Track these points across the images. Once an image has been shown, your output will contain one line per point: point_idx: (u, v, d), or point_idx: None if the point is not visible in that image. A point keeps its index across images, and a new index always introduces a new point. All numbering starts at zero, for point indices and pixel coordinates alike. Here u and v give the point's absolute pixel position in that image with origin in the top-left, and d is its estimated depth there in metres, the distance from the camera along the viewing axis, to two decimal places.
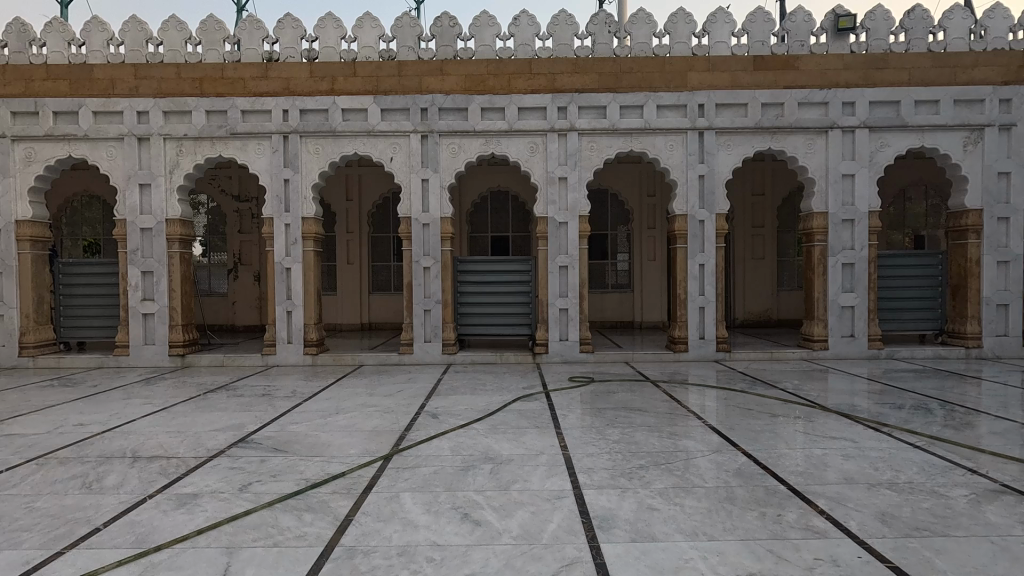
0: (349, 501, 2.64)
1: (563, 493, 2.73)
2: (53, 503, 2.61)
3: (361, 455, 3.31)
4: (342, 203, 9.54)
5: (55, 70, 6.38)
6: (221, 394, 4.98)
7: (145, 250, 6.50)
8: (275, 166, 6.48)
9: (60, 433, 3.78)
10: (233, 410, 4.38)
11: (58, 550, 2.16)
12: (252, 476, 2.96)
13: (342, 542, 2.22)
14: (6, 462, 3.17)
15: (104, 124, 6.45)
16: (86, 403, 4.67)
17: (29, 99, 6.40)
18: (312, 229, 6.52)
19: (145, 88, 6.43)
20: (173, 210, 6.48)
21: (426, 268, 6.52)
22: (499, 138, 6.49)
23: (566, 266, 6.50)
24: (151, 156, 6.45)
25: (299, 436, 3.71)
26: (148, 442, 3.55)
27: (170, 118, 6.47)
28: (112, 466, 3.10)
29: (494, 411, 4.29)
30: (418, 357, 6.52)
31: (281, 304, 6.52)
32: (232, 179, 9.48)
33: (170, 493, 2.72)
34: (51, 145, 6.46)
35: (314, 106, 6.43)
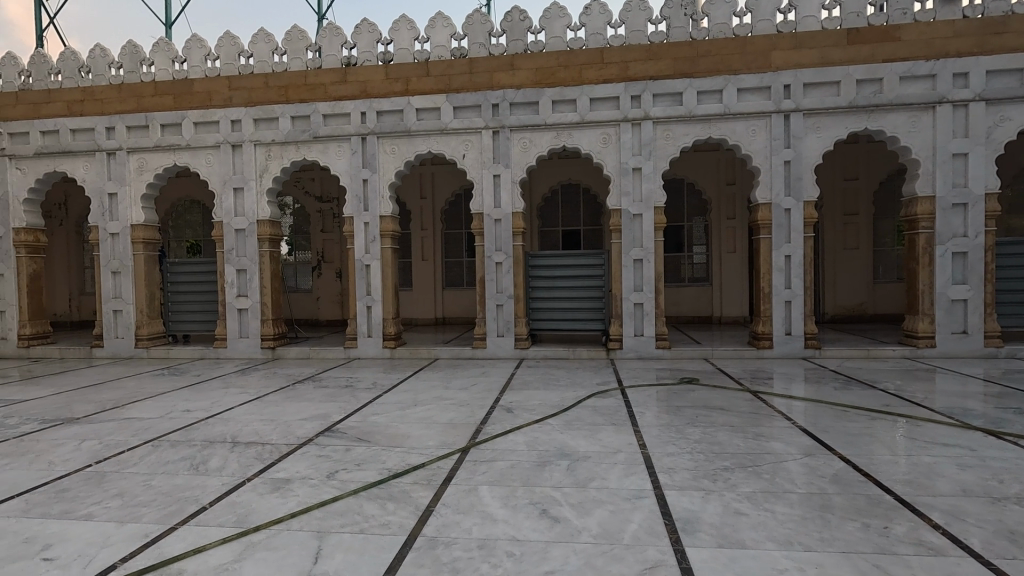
0: (429, 492, 2.70)
1: (643, 493, 2.65)
2: (166, 482, 2.85)
3: (439, 446, 3.38)
4: (416, 201, 9.82)
5: (162, 87, 6.99)
6: (308, 385, 5.27)
7: (240, 249, 6.98)
8: (355, 167, 6.74)
9: (171, 417, 4.14)
10: (319, 401, 4.62)
11: (171, 525, 2.36)
12: (339, 464, 3.09)
13: (424, 533, 2.27)
14: (127, 443, 3.51)
15: (204, 133, 6.98)
16: (191, 391, 5.09)
17: (140, 114, 7.04)
18: (389, 227, 6.74)
19: (238, 99, 6.88)
20: (263, 211, 6.92)
21: (499, 264, 6.56)
22: (571, 130, 6.40)
23: (641, 259, 6.33)
24: (243, 161, 6.91)
25: (380, 427, 3.85)
26: (245, 429, 3.81)
27: (259, 125, 6.89)
28: (214, 450, 3.35)
29: (568, 407, 4.25)
30: (492, 352, 6.59)
31: (361, 299, 6.79)
32: (315, 181, 9.99)
33: (266, 477, 2.90)
34: (158, 155, 7.07)
35: (390, 107, 6.62)
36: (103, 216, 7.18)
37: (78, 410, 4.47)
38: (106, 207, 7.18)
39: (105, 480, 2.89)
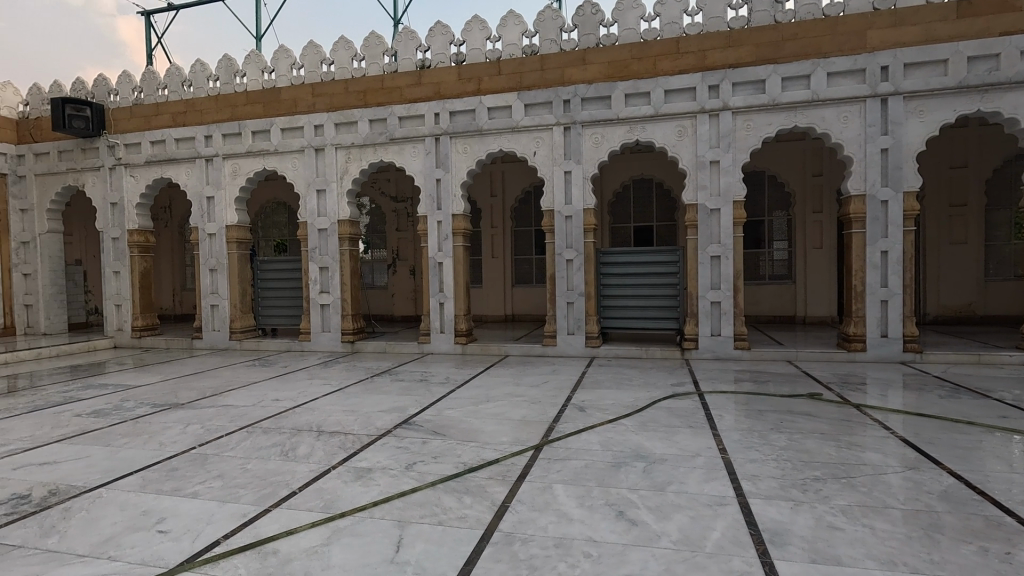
0: (505, 487, 2.72)
1: (725, 500, 2.54)
2: (260, 466, 3.05)
3: (513, 443, 3.40)
4: (487, 199, 9.94)
5: (253, 96, 7.48)
6: (386, 378, 5.48)
7: (322, 248, 7.35)
8: (428, 167, 6.92)
9: (263, 405, 4.43)
10: (396, 394, 4.79)
11: (266, 507, 2.52)
12: (417, 456, 3.18)
13: (500, 528, 2.29)
14: (226, 428, 3.79)
15: (290, 139, 7.40)
16: (279, 382, 5.42)
17: (234, 122, 7.56)
18: (462, 225, 6.86)
19: (320, 105, 7.24)
20: (344, 211, 7.25)
21: (569, 261, 6.51)
22: (645, 124, 6.24)
23: (718, 255, 6.07)
24: (325, 164, 7.26)
25: (454, 421, 3.93)
26: (328, 419, 4.00)
27: (340, 129, 7.22)
28: (301, 438, 3.54)
29: (643, 408, 4.16)
30: (562, 350, 6.55)
31: (434, 296, 6.96)
32: (390, 182, 10.35)
33: (349, 466, 3.03)
34: (250, 160, 7.57)
35: (462, 107, 6.73)
36: (202, 217, 7.79)
37: (183, 396, 4.89)
38: (205, 209, 7.78)
39: (207, 462, 3.13)
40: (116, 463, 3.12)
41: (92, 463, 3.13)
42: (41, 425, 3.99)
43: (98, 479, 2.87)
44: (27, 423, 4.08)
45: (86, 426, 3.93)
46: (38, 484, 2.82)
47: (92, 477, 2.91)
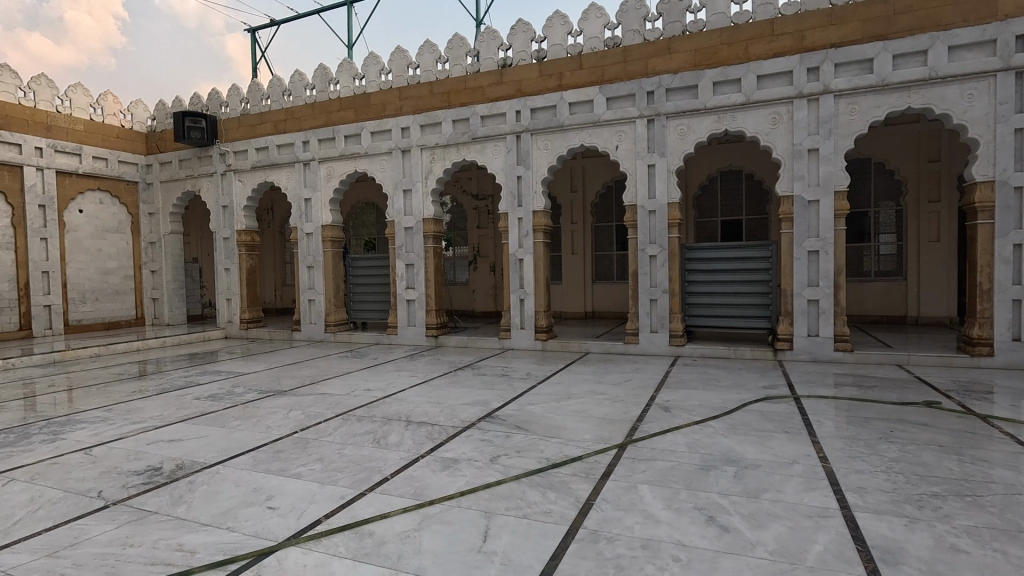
0: (589, 485, 2.70)
1: (828, 511, 2.37)
2: (355, 452, 3.24)
3: (596, 440, 3.37)
4: (567, 195, 9.89)
5: (346, 102, 7.90)
6: (469, 372, 5.61)
7: (408, 246, 7.64)
8: (510, 165, 6.98)
9: (356, 395, 4.70)
10: (479, 388, 4.89)
11: (361, 490, 2.67)
12: (500, 449, 3.24)
13: (585, 525, 2.27)
14: (324, 415, 4.05)
15: (378, 141, 7.75)
16: (370, 373, 5.71)
17: (328, 127, 8.02)
18: (542, 222, 6.88)
19: (407, 107, 7.52)
20: (428, 210, 7.48)
21: (652, 257, 6.34)
22: (734, 112, 5.94)
23: (817, 250, 5.67)
24: (411, 165, 7.54)
25: (536, 416, 3.95)
26: (416, 409, 4.17)
27: (425, 130, 7.46)
28: (391, 427, 3.72)
29: (732, 410, 3.97)
30: (645, 348, 6.40)
31: (515, 292, 7.03)
32: (472, 180, 10.56)
33: (436, 456, 3.14)
34: (342, 163, 8.01)
35: (543, 103, 6.73)
36: (301, 218, 8.35)
37: (285, 384, 5.28)
38: (303, 210, 8.33)
39: (308, 446, 3.36)
40: (231, 443, 3.42)
41: (211, 442, 3.46)
42: (168, 406, 4.46)
43: (216, 457, 3.17)
44: (157, 404, 4.58)
45: (205, 408, 4.35)
46: (168, 458, 3.16)
47: (211, 454, 3.22)
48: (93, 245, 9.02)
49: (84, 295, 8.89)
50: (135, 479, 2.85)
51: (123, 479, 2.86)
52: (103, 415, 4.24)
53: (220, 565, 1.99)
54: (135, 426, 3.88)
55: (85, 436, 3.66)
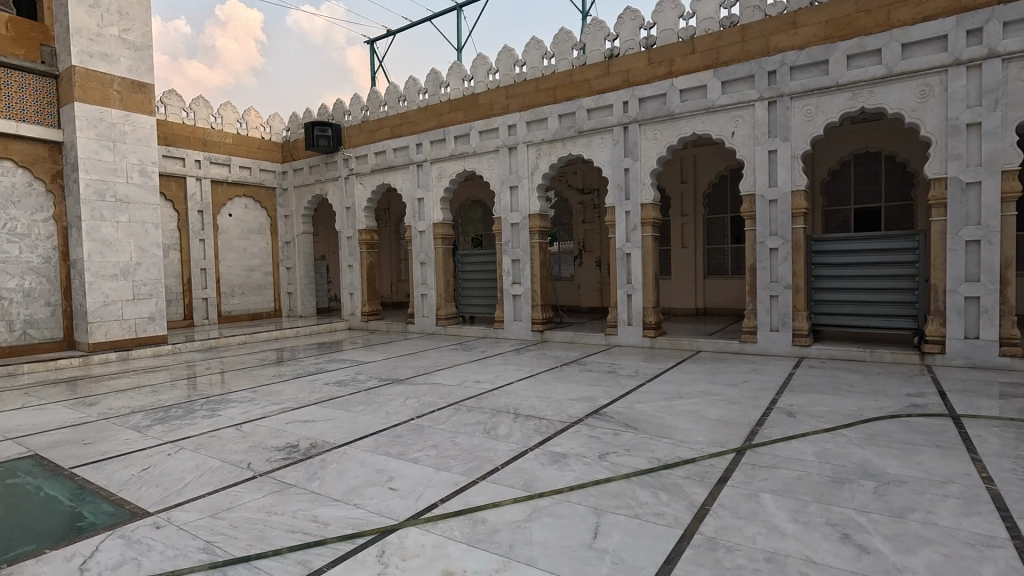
0: (704, 489, 2.57)
1: (995, 541, 2.05)
2: (467, 441, 3.36)
3: (711, 443, 3.20)
4: (677, 186, 9.49)
5: (456, 104, 8.19)
6: (575, 368, 5.59)
7: (514, 241, 7.77)
8: (617, 157, 6.82)
9: (466, 386, 4.88)
10: (586, 384, 4.86)
11: (474, 478, 2.76)
12: (609, 446, 3.18)
13: (702, 532, 2.17)
14: (437, 404, 4.25)
15: (486, 140, 7.94)
16: (479, 365, 5.90)
17: (440, 129, 8.37)
18: (651, 215, 6.65)
19: (513, 105, 7.63)
20: (534, 206, 7.55)
21: (773, 250, 5.90)
22: (872, 88, 5.34)
23: (978, 239, 4.94)
24: (518, 162, 7.64)
25: (646, 415, 3.84)
26: (524, 403, 4.23)
27: (531, 127, 7.52)
28: (500, 418, 3.81)
29: (870, 419, 3.58)
30: (764, 347, 5.97)
31: (622, 287, 6.89)
32: (577, 174, 10.49)
33: (545, 449, 3.16)
34: (452, 163, 8.32)
35: (653, 92, 6.50)
36: (414, 217, 8.81)
37: (402, 373, 5.62)
38: (416, 209, 8.78)
39: (424, 432, 3.54)
40: (356, 426, 3.71)
41: (339, 424, 3.77)
42: (302, 390, 4.93)
43: (343, 438, 3.44)
44: (293, 387, 5.08)
45: (332, 393, 4.75)
46: (303, 437, 3.49)
47: (339, 436, 3.50)
48: (240, 246, 10.20)
49: (233, 289, 10.08)
50: (277, 454, 3.19)
51: (267, 453, 3.21)
52: (249, 396, 4.78)
53: (348, 538, 2.16)
54: (276, 406, 4.33)
55: (237, 413, 4.16)
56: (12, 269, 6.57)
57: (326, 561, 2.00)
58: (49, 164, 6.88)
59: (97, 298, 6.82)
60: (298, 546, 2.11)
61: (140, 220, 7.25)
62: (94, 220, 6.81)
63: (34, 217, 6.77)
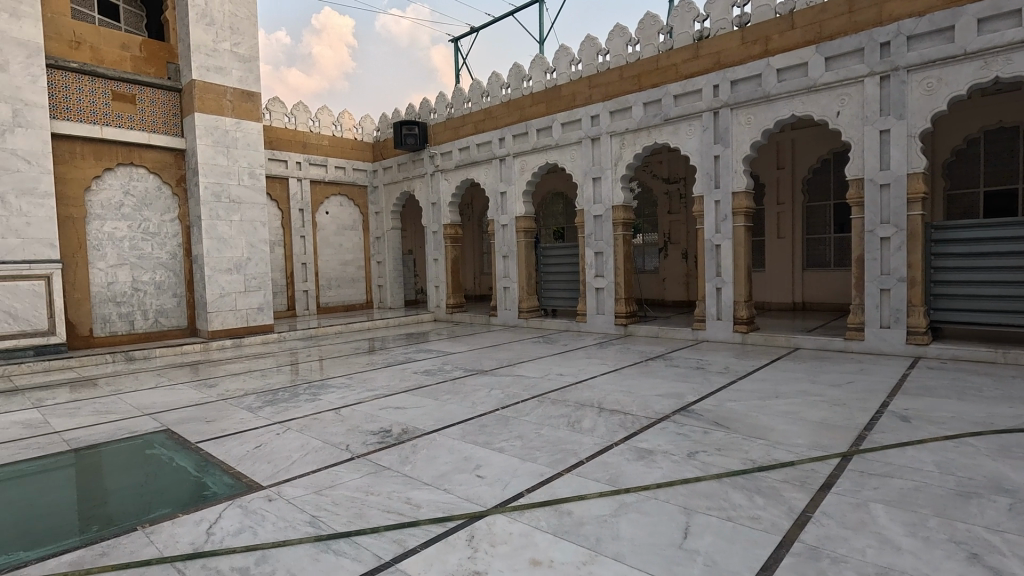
0: (805, 495, 2.42)
1: None
2: (552, 433, 3.37)
3: (811, 447, 3.00)
4: (772, 172, 8.93)
5: (538, 96, 8.19)
6: (661, 363, 5.44)
7: (597, 234, 7.68)
8: (706, 145, 6.52)
9: (549, 378, 4.90)
10: (672, 379, 4.72)
11: (559, 470, 2.77)
12: (698, 445, 3.07)
13: (803, 539, 2.04)
14: (521, 395, 4.31)
15: (569, 132, 7.88)
16: (562, 358, 5.89)
17: (522, 123, 8.41)
18: (743, 203, 6.31)
19: (597, 95, 7.51)
20: (618, 197, 7.41)
21: (884, 239, 5.41)
22: (1009, 54, 4.72)
23: None
24: (601, 153, 7.52)
25: (738, 414, 3.66)
26: (608, 397, 4.18)
27: (615, 116, 7.37)
28: (585, 412, 3.79)
29: (1001, 428, 3.19)
30: (872, 345, 5.50)
31: (711, 281, 6.60)
32: (662, 164, 10.15)
33: (631, 445, 3.11)
34: (535, 157, 8.34)
35: (746, 74, 6.15)
36: (497, 211, 8.93)
37: (486, 364, 5.74)
38: (499, 203, 8.89)
39: (509, 423, 3.60)
40: (444, 414, 3.84)
41: (428, 412, 3.92)
42: (394, 378, 5.18)
43: (433, 425, 3.58)
44: (385, 376, 5.34)
45: (421, 382, 4.95)
46: (395, 422, 3.67)
47: (428, 423, 3.64)
48: (336, 241, 10.85)
49: (330, 282, 10.75)
50: (372, 437, 3.37)
51: (363, 436, 3.41)
52: (346, 382, 5.09)
53: (439, 521, 2.25)
54: (369, 393, 4.58)
55: (336, 398, 4.45)
56: (146, 264, 7.41)
57: (419, 542, 2.09)
58: (174, 169, 7.66)
59: (215, 290, 7.55)
60: (393, 525, 2.22)
61: (250, 219, 7.91)
62: (212, 220, 7.51)
63: (163, 217, 7.57)
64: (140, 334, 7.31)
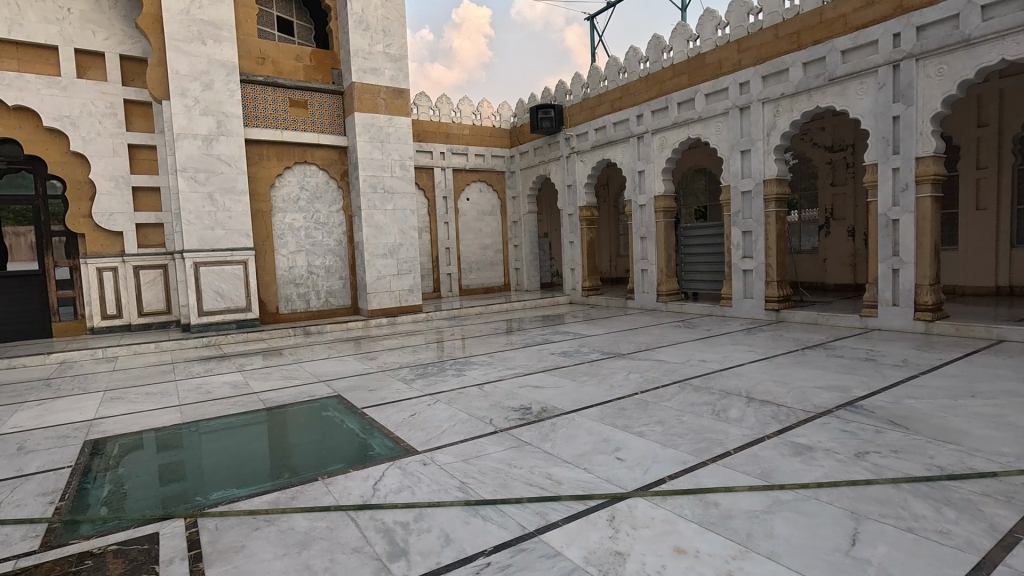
0: (1012, 513, 2.04)
1: None
2: (696, 421, 3.23)
3: (1022, 457, 2.51)
4: (970, 131, 7.52)
5: (679, 68, 7.75)
6: (821, 352, 4.92)
7: (746, 211, 7.11)
8: (882, 104, 5.69)
9: (691, 364, 4.68)
10: (835, 371, 4.24)
11: (704, 459, 2.65)
12: (868, 444, 2.74)
13: (1009, 564, 1.73)
14: (661, 380, 4.18)
15: (714, 102, 7.35)
16: (705, 344, 5.59)
17: (662, 97, 8.03)
18: (931, 169, 5.40)
19: (747, 60, 6.91)
20: (771, 170, 6.77)
21: None
22: None
23: None
24: (752, 122, 6.91)
25: (919, 414, 3.19)
26: (758, 387, 3.89)
27: (768, 81, 6.72)
28: (732, 401, 3.57)
29: None
30: None
31: (885, 261, 5.79)
32: (825, 130, 9.04)
33: (785, 439, 2.87)
34: (675, 132, 7.92)
35: (938, 16, 5.22)
36: (635, 191, 8.67)
37: (624, 347, 5.65)
38: (637, 183, 8.62)
39: (648, 408, 3.52)
40: (582, 396, 3.86)
41: (566, 392, 3.97)
42: (532, 358, 5.32)
43: (571, 405, 3.63)
44: (523, 355, 5.51)
45: (558, 362, 5.03)
46: (534, 401, 3.78)
47: (566, 403, 3.69)
48: (476, 226, 11.36)
49: (471, 266, 11.32)
50: (514, 414, 3.51)
51: (505, 412, 3.56)
52: (488, 360, 5.35)
53: (581, 499, 2.28)
54: (509, 371, 4.77)
55: (479, 375, 4.70)
56: (318, 250, 8.41)
57: (561, 517, 2.14)
58: (339, 165, 8.55)
59: (373, 273, 8.35)
60: (536, 498, 2.30)
61: (401, 208, 8.58)
62: (370, 209, 8.29)
63: (331, 209, 8.52)
64: (314, 312, 8.36)
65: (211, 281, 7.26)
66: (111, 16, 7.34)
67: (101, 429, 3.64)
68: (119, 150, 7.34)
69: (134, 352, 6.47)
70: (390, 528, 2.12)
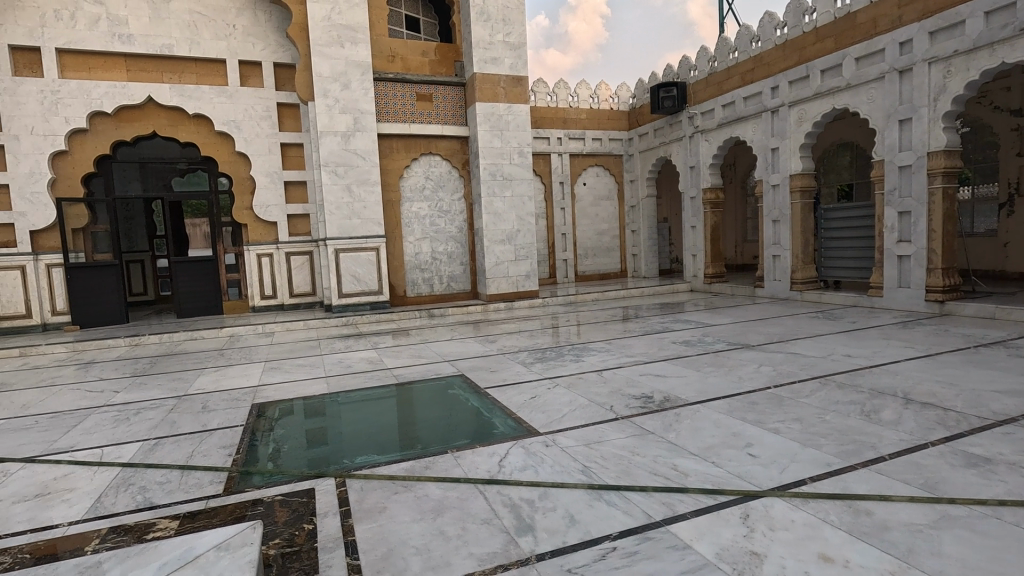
0: None
1: None
2: (841, 420, 2.94)
3: None
4: None
5: (823, 31, 7.00)
6: (1000, 351, 4.23)
7: (904, 189, 6.27)
8: None
9: (834, 359, 4.26)
10: (1019, 373, 3.62)
11: (852, 463, 2.41)
12: None
13: None
14: (798, 375, 3.86)
15: (866, 67, 6.54)
16: (849, 337, 5.06)
17: (802, 65, 7.30)
18: None
19: (910, 15, 6.04)
20: (937, 140, 5.89)
21: None
22: None
23: None
24: (914, 87, 6.05)
25: None
26: (918, 387, 3.44)
27: (937, 37, 5.83)
28: (885, 401, 3.19)
29: None
30: None
31: None
32: (1010, 90, 7.68)
33: (955, 448, 2.51)
34: (816, 103, 7.18)
35: None
36: (767, 170, 8.01)
37: (753, 338, 5.29)
38: (769, 161, 7.96)
39: (784, 403, 3.27)
40: (708, 387, 3.68)
41: (690, 383, 3.81)
42: (652, 346, 5.17)
43: (696, 396, 3.47)
44: (643, 343, 5.37)
45: (680, 352, 4.84)
46: (656, 390, 3.67)
47: (691, 393, 3.55)
48: (593, 212, 11.24)
49: (587, 251, 11.23)
50: (635, 402, 3.44)
51: (626, 400, 3.50)
52: (606, 347, 5.29)
53: (710, 493, 2.18)
54: (629, 358, 4.68)
55: (598, 361, 4.66)
56: (441, 237, 8.84)
57: (690, 509, 2.07)
58: (460, 155, 8.88)
59: (492, 259, 8.61)
60: (661, 488, 2.25)
61: (519, 194, 8.71)
62: (490, 196, 8.53)
63: (453, 197, 8.89)
64: (437, 296, 8.83)
65: (349, 265, 7.96)
66: (267, 28, 8.20)
67: (264, 394, 4.17)
68: (274, 149, 8.24)
69: (287, 328, 7.30)
70: (515, 504, 2.18)
